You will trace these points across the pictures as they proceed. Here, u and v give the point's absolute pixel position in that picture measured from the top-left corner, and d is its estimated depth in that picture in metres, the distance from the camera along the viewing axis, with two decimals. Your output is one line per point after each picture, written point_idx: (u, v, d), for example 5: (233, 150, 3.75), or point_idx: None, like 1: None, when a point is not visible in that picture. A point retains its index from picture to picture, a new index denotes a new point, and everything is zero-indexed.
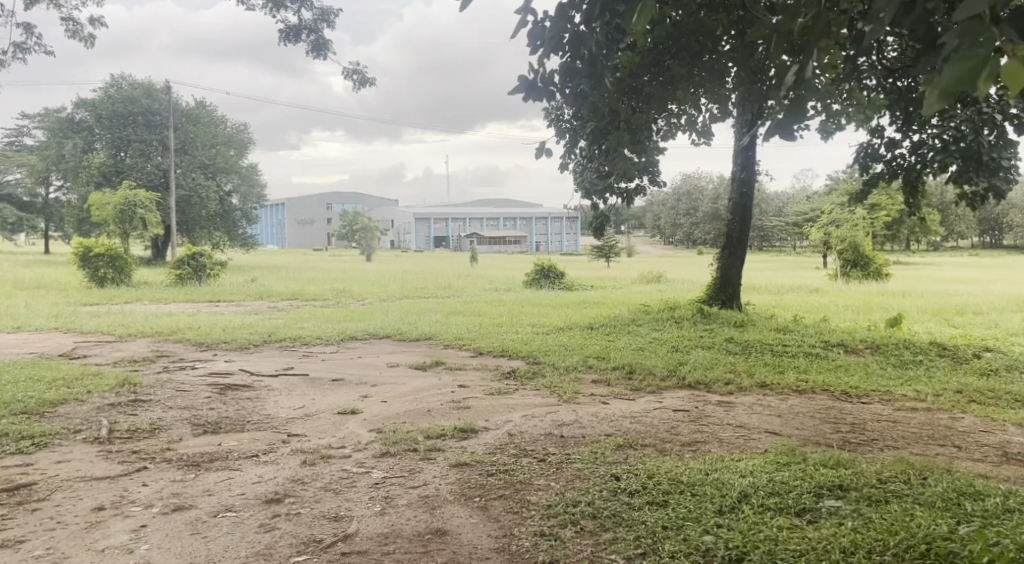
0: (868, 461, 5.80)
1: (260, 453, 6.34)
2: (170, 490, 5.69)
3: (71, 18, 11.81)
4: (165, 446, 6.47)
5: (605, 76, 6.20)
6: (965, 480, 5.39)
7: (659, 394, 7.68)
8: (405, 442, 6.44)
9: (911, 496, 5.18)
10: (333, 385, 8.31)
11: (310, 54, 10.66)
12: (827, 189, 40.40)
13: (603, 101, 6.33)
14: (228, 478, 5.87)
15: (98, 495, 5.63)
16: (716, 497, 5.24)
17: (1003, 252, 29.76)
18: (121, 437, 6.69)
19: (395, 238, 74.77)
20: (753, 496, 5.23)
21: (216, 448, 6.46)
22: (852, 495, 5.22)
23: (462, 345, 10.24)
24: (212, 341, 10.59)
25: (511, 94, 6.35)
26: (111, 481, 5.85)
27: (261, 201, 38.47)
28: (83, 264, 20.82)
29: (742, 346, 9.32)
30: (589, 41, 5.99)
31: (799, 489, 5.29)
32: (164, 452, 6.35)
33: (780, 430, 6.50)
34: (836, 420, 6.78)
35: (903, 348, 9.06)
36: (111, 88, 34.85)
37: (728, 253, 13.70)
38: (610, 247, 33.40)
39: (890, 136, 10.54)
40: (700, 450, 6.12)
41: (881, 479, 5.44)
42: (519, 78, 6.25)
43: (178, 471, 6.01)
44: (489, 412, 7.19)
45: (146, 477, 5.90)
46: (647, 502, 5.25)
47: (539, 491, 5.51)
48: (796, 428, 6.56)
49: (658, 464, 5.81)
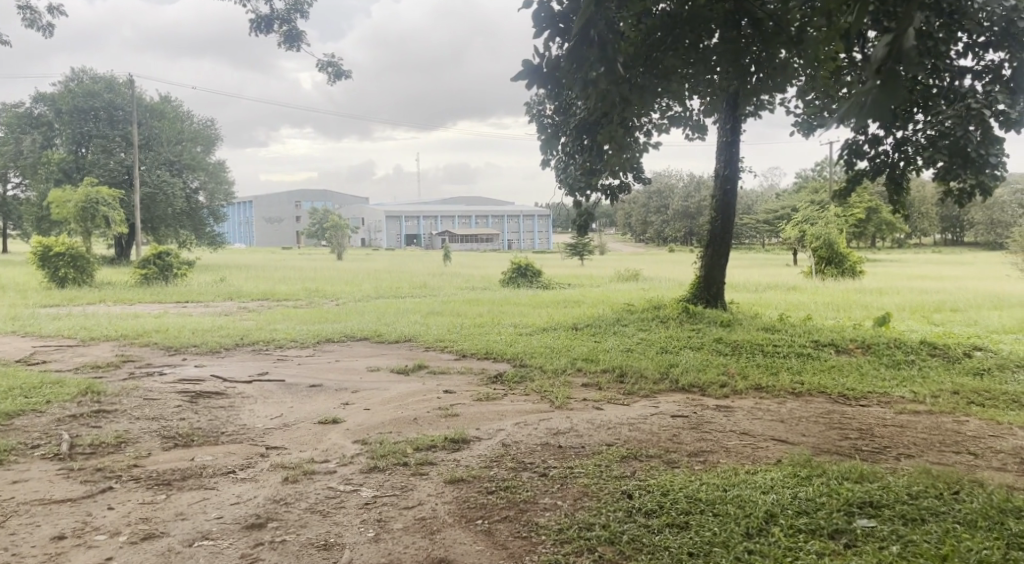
0: (891, 473, 5.60)
1: (237, 470, 5.98)
2: (138, 514, 5.32)
3: (29, 7, 11.44)
4: (131, 463, 6.09)
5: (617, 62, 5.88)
6: (999, 494, 5.21)
7: (654, 398, 7.44)
8: (393, 455, 6.13)
9: (950, 515, 4.98)
10: (311, 392, 7.96)
11: (283, 46, 10.44)
12: (796, 187, 40.48)
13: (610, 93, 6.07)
14: (203, 500, 5.52)
15: (58, 522, 5.25)
16: (740, 517, 5.01)
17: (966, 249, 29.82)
18: (82, 452, 6.29)
19: (365, 235, 74.07)
20: (780, 516, 5.00)
21: (188, 464, 6.09)
22: (886, 513, 5.01)
23: (444, 347, 9.92)
24: (181, 344, 10.17)
25: (514, 79, 6.15)
26: (72, 505, 5.46)
27: (227, 199, 37.74)
28: (42, 264, 20.15)
29: (731, 346, 9.13)
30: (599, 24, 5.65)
31: (828, 507, 5.08)
32: (131, 470, 5.97)
33: (787, 437, 6.29)
34: (841, 425, 6.58)
35: (895, 348, 8.91)
36: (71, 82, 34.00)
37: (711, 252, 13.52)
38: (583, 244, 33.18)
39: (874, 133, 10.43)
40: (709, 461, 5.88)
41: (912, 494, 5.24)
42: (524, 61, 6.15)
43: (147, 492, 5.64)
44: (479, 420, 6.90)
45: (110, 500, 5.52)
46: (668, 524, 5.00)
47: (546, 512, 5.23)
48: (803, 434, 6.37)
49: (671, 477, 5.56)
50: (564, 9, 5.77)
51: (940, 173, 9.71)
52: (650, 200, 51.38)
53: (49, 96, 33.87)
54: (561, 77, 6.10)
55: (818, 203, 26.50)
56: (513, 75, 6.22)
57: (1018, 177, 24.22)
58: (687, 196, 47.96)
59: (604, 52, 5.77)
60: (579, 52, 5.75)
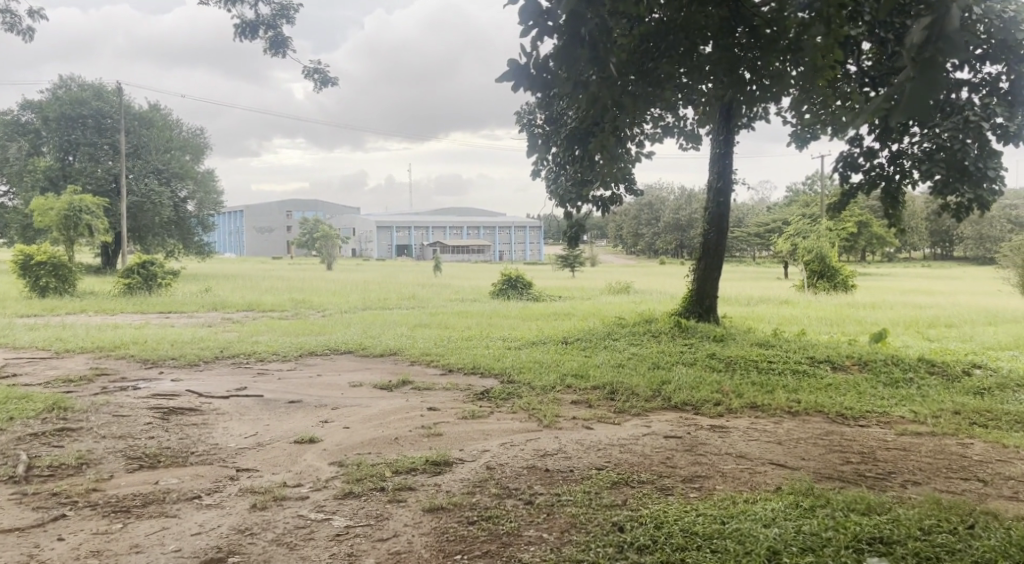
0: (899, 504, 5.36)
1: (203, 495, 5.71)
2: (90, 546, 5.05)
3: (8, 10, 11.19)
4: (90, 487, 5.81)
5: (609, 62, 5.74)
6: (1017, 530, 4.98)
7: (646, 417, 7.20)
8: (370, 480, 5.87)
9: (965, 554, 4.75)
10: (290, 409, 7.69)
11: (268, 52, 10.20)
12: (786, 201, 40.37)
13: (601, 96, 5.92)
14: (162, 529, 5.25)
15: (3, 555, 4.98)
16: (739, 554, 4.78)
17: (954, 263, 29.84)
18: (39, 475, 6.01)
19: (356, 245, 73.74)
20: (783, 553, 4.76)
21: (151, 488, 5.82)
22: (897, 552, 4.77)
23: (429, 361, 9.67)
24: (158, 356, 9.88)
25: (499, 81, 5.91)
26: (20, 536, 5.19)
27: (216, 208, 37.40)
28: (24, 273, 19.83)
29: (724, 362, 8.91)
30: (589, 23, 5.48)
31: (833, 544, 4.84)
32: (89, 495, 5.70)
33: (786, 461, 6.06)
34: (842, 448, 6.36)
35: (892, 365, 8.71)
36: (59, 89, 33.69)
37: (704, 264, 13.30)
38: (574, 257, 32.98)
39: (868, 146, 10.36)
40: (705, 488, 5.64)
41: (923, 529, 5.00)
42: (509, 62, 5.91)
43: (103, 520, 5.37)
44: (463, 440, 6.65)
45: (62, 529, 5.25)
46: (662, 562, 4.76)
47: (530, 547, 4.98)
48: (802, 458, 6.14)
49: (665, 507, 5.32)
50: (552, 5, 5.55)
51: (937, 187, 9.35)
52: (641, 212, 51.17)
53: (36, 103, 33.56)
54: (550, 78, 5.89)
55: (809, 217, 26.39)
56: (498, 77, 5.98)
57: (1010, 193, 24.15)
58: (678, 208, 47.84)
59: (594, 52, 5.63)
60: (569, 51, 5.57)
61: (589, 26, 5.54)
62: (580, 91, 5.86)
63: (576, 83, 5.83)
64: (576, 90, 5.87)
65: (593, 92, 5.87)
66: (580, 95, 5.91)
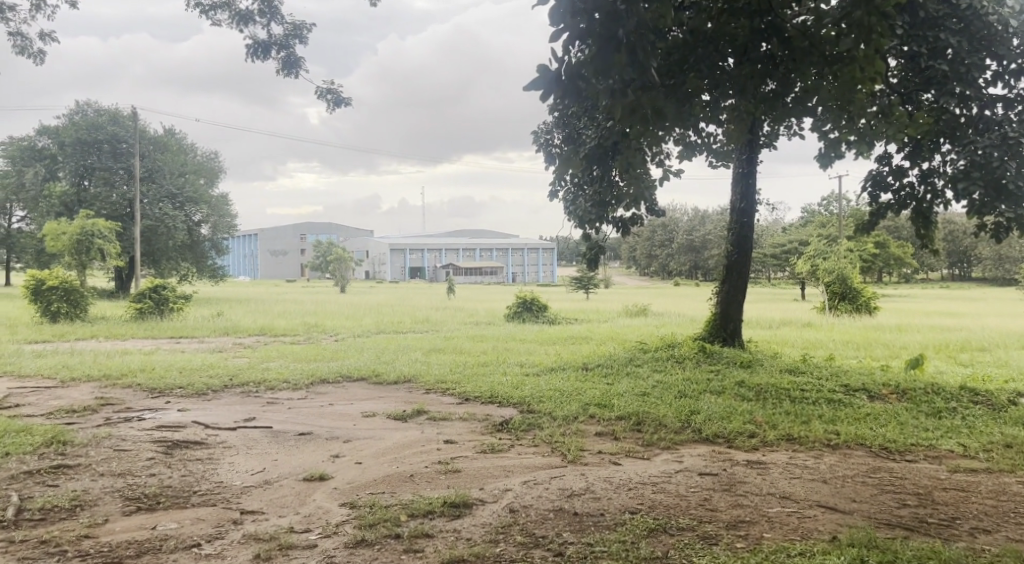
0: (971, 557, 4.98)
1: (203, 543, 5.40)
2: None
3: (19, 33, 11.09)
4: (83, 533, 5.50)
5: (649, 67, 5.62)
6: None
7: (676, 451, 6.84)
8: (383, 525, 5.53)
9: None
10: (300, 442, 7.37)
11: (282, 73, 10.01)
12: (803, 222, 39.80)
13: (640, 101, 5.78)
14: None
15: None
16: None
17: (973, 285, 29.36)
18: (30, 519, 5.71)
19: (370, 268, 73.66)
20: None
21: (148, 534, 5.51)
22: None
23: (445, 390, 9.32)
24: (164, 385, 9.59)
25: (529, 86, 5.85)
26: None
27: (229, 231, 37.34)
28: (35, 298, 19.67)
29: (754, 391, 8.52)
30: (629, 22, 5.45)
31: None
32: (80, 543, 5.38)
33: (836, 504, 5.69)
34: (895, 488, 5.98)
35: (933, 394, 8.29)
36: (75, 114, 33.82)
37: (727, 288, 12.95)
38: (588, 279, 32.62)
39: (897, 164, 10.07)
40: (752, 536, 5.28)
41: None
42: (541, 68, 5.84)
43: None
44: (482, 478, 6.31)
45: None
46: None
47: None
48: (853, 500, 5.76)
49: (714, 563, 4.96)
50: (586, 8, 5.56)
51: (974, 207, 8.98)
52: (654, 234, 50.89)
53: (52, 129, 33.69)
54: (583, 85, 5.86)
55: (827, 239, 25.87)
56: (527, 84, 5.91)
57: None
58: (691, 230, 47.46)
59: (633, 56, 5.56)
60: (605, 54, 5.51)
61: (626, 28, 5.51)
62: (618, 98, 5.67)
63: (613, 88, 5.65)
64: (613, 98, 5.69)
65: (632, 99, 5.73)
66: (616, 104, 5.73)
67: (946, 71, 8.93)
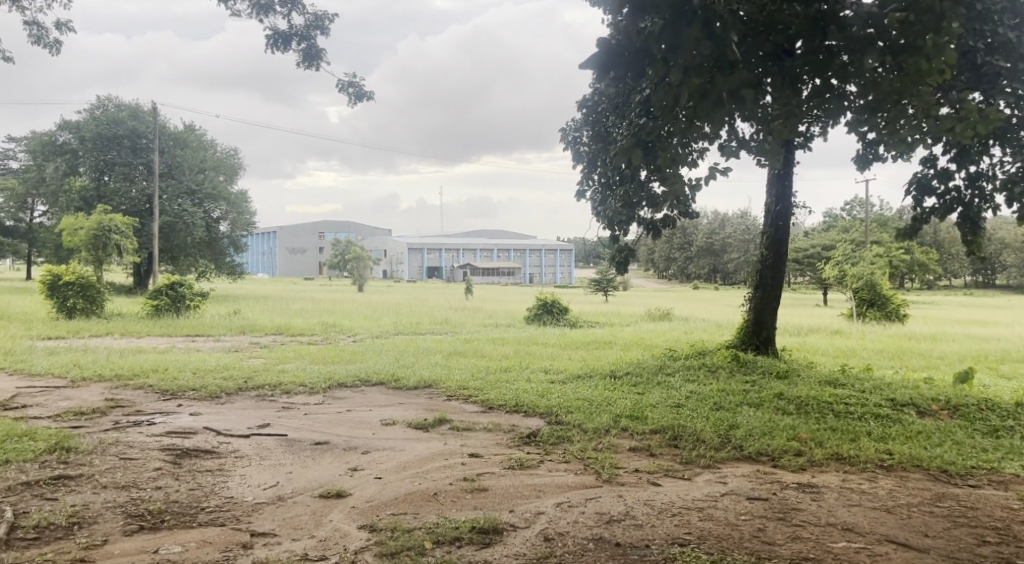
0: None
1: None
2: None
3: (35, 22, 10.82)
4: (79, 556, 5.20)
5: (725, 43, 5.43)
6: None
7: (718, 471, 6.45)
8: (406, 555, 5.19)
9: None
10: (316, 452, 7.04)
11: (301, 65, 9.70)
12: (826, 226, 39.20)
13: (711, 85, 5.58)
14: None
15: None
16: None
17: (1002, 293, 28.69)
18: (24, 537, 5.41)
19: (388, 268, 73.60)
20: None
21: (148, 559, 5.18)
22: None
23: (468, 397, 8.96)
24: (177, 387, 9.30)
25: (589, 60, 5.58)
26: None
27: (248, 228, 37.19)
28: (51, 293, 19.51)
29: (795, 404, 8.11)
30: None
31: None
32: None
33: (909, 540, 5.28)
34: (968, 520, 5.58)
35: (987, 412, 7.85)
36: (96, 109, 33.75)
37: (761, 295, 12.52)
38: (608, 281, 32.19)
39: (944, 166, 9.66)
40: None
41: None
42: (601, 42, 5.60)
43: None
44: (512, 498, 5.96)
45: None
46: None
47: None
48: (926, 535, 5.35)
49: None
50: None
51: None
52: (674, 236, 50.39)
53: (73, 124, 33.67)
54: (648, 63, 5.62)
55: (854, 243, 25.33)
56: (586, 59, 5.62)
57: None
58: (711, 233, 46.98)
59: (708, 31, 5.37)
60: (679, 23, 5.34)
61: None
62: (691, 76, 5.49)
63: (687, 66, 5.48)
64: (685, 77, 5.51)
65: (704, 80, 5.56)
66: (686, 84, 5.55)
67: (1006, 68, 8.55)
